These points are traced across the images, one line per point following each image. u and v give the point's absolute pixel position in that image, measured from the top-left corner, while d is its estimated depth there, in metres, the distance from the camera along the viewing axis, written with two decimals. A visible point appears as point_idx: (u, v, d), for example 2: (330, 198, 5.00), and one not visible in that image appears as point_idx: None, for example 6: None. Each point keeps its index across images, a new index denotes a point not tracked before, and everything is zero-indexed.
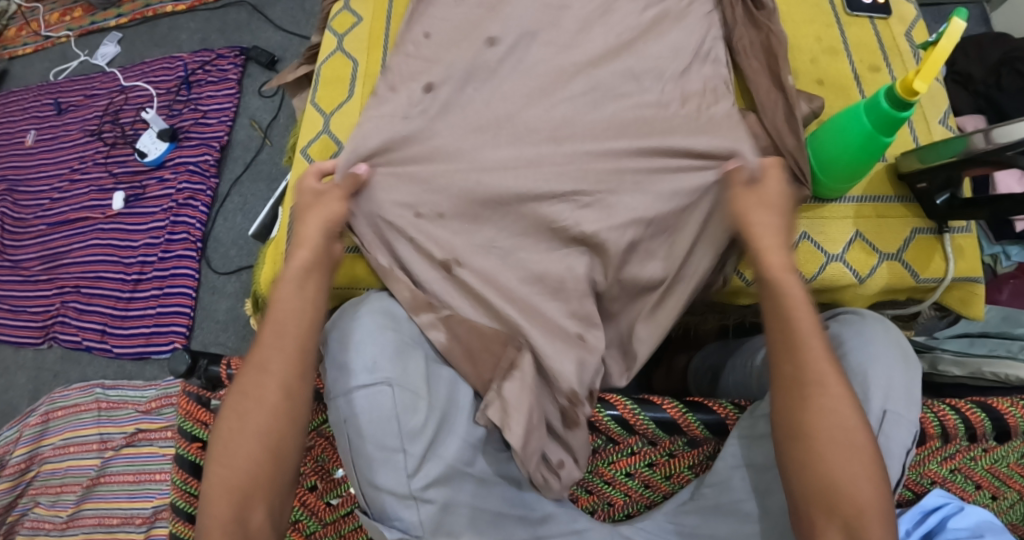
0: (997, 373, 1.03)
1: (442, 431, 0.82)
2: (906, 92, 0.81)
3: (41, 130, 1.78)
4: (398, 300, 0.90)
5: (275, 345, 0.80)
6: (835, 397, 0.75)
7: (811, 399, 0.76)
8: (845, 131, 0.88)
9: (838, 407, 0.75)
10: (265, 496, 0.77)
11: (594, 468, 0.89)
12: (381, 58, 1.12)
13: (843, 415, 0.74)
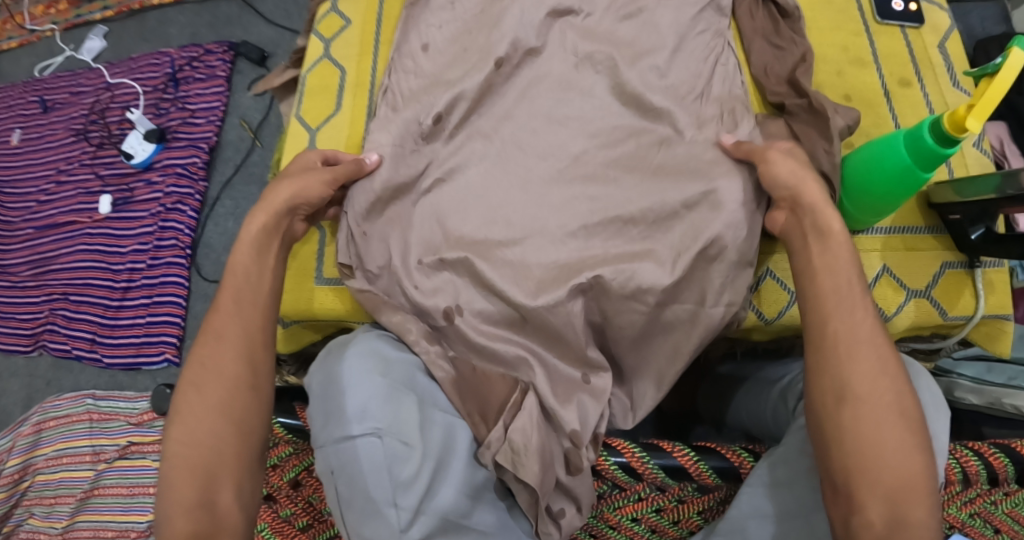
0: (1016, 406, 0.96)
1: (437, 480, 0.76)
2: (954, 130, 0.72)
3: (27, 129, 1.71)
4: (389, 343, 0.85)
5: (231, 313, 0.79)
6: (873, 431, 0.68)
7: (845, 431, 0.69)
8: (887, 157, 0.80)
9: (877, 441, 0.68)
10: (232, 474, 0.72)
11: (598, 513, 0.84)
12: (371, 68, 1.05)
13: (880, 449, 0.68)
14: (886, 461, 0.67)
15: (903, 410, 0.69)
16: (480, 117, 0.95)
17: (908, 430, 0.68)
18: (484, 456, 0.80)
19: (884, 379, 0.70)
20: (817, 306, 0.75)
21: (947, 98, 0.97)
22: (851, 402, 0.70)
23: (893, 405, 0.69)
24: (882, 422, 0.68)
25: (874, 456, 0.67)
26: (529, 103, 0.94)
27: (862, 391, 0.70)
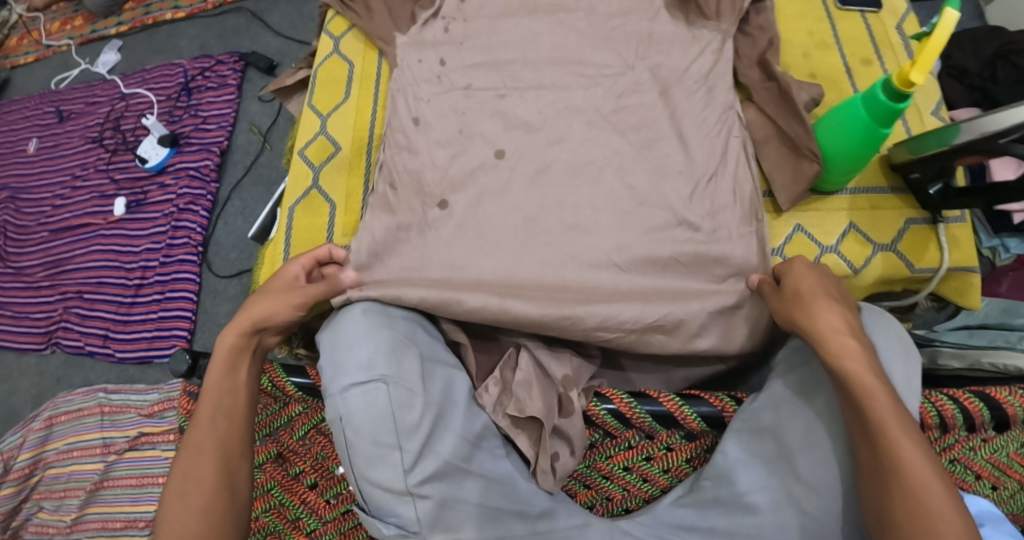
0: (995, 364, 1.02)
1: (438, 427, 0.81)
2: (904, 83, 0.81)
3: (43, 138, 1.79)
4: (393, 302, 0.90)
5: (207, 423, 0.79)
6: (893, 481, 0.69)
7: (872, 491, 0.71)
8: (851, 120, 0.88)
9: (902, 491, 0.69)
10: None
11: (592, 463, 0.88)
12: (376, 60, 1.12)
13: (901, 495, 0.69)
14: (911, 505, 0.68)
15: (915, 450, 0.70)
16: (467, 86, 1.01)
17: (923, 467, 0.69)
18: (480, 396, 0.88)
19: (893, 431, 0.71)
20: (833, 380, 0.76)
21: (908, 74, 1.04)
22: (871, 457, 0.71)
23: (903, 446, 0.70)
24: (894, 466, 0.70)
25: (898, 504, 0.69)
26: (524, 72, 1.00)
27: (875, 445, 0.71)
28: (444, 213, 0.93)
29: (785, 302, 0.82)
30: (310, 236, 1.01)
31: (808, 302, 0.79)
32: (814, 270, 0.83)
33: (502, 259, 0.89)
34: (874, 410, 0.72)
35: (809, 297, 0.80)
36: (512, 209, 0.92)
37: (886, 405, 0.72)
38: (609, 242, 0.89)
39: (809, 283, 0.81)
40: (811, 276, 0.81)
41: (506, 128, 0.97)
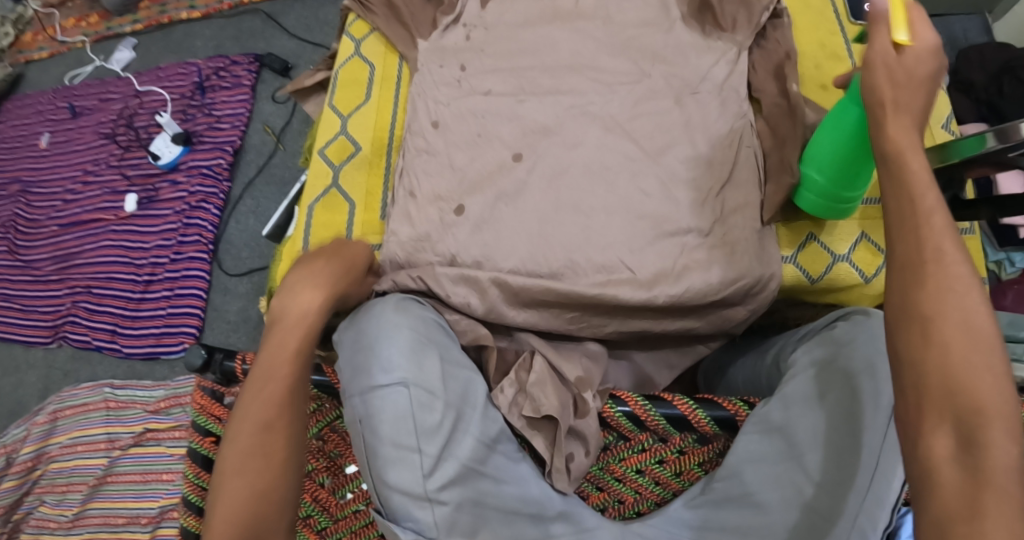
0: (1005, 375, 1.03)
1: (457, 430, 0.80)
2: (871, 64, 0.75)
3: (56, 132, 1.80)
4: (416, 303, 0.89)
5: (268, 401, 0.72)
6: (935, 353, 0.56)
7: (907, 358, 0.58)
8: (834, 146, 0.87)
9: (940, 364, 0.56)
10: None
11: (605, 465, 0.90)
12: (397, 63, 1.14)
13: (942, 371, 0.56)
14: (952, 383, 0.55)
15: (976, 321, 0.56)
16: (487, 90, 1.02)
17: (982, 348, 0.56)
18: (496, 397, 0.87)
19: (954, 296, 0.57)
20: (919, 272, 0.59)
21: None
22: (916, 326, 0.58)
23: (963, 318, 0.56)
24: (947, 338, 0.56)
25: (940, 383, 0.55)
26: (544, 78, 1.01)
27: (929, 310, 0.57)
28: (461, 218, 0.94)
29: (890, 71, 0.68)
30: (329, 234, 1.02)
31: (912, 86, 0.67)
32: (929, 67, 0.67)
33: (518, 260, 0.90)
34: (934, 265, 0.58)
35: (911, 93, 0.67)
36: (528, 210, 0.92)
37: (955, 262, 0.58)
38: (624, 245, 0.89)
39: (924, 72, 0.67)
40: (925, 67, 0.67)
41: (523, 131, 0.98)
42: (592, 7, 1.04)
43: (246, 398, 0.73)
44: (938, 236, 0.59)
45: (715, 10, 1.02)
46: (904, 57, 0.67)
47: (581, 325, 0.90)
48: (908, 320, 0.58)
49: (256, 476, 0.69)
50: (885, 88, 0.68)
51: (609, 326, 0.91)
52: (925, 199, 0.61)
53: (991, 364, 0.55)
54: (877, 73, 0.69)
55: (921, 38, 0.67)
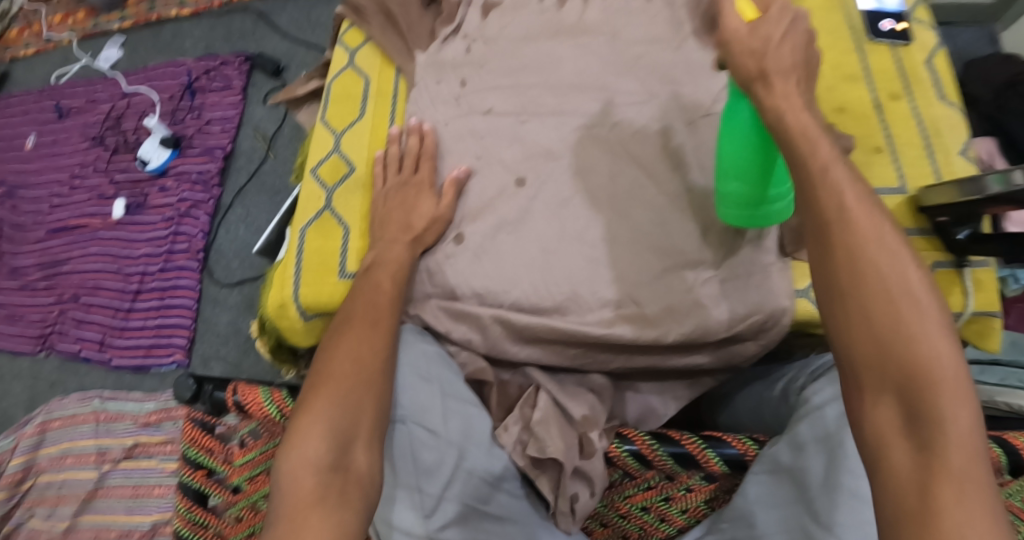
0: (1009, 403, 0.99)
1: (458, 468, 0.75)
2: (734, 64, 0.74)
3: (42, 134, 1.75)
4: (420, 337, 0.85)
5: (349, 382, 0.73)
6: (863, 324, 0.63)
7: (838, 332, 0.65)
8: (739, 152, 0.76)
9: (869, 334, 0.63)
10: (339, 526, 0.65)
11: (609, 502, 0.87)
12: (394, 78, 1.07)
13: (876, 340, 0.62)
14: (886, 353, 0.62)
15: (901, 285, 0.63)
16: (487, 108, 0.97)
17: (908, 308, 0.62)
18: (501, 435, 0.81)
19: (875, 264, 0.64)
20: (863, 262, 0.64)
21: (935, 112, 1.00)
22: (843, 301, 0.64)
23: (902, 302, 0.63)
24: (872, 308, 0.63)
25: (874, 352, 0.62)
26: (546, 95, 0.96)
27: (846, 280, 0.65)
28: (460, 247, 0.90)
29: (744, 43, 0.70)
30: (323, 260, 0.96)
31: (774, 50, 0.70)
32: (793, 23, 0.70)
33: (520, 293, 0.86)
34: (847, 235, 0.65)
35: (778, 57, 0.69)
36: (530, 239, 0.88)
37: (867, 229, 0.65)
38: (632, 277, 0.86)
39: (781, 34, 0.70)
40: (783, 29, 0.70)
41: (524, 154, 0.93)
42: (596, 21, 1.00)
43: (294, 441, 0.69)
44: (848, 205, 0.66)
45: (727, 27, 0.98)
46: (759, 28, 0.70)
47: (586, 361, 0.86)
48: (835, 295, 0.65)
49: (328, 517, 0.65)
50: (746, 61, 0.70)
51: (616, 362, 0.87)
52: (823, 156, 0.68)
53: (923, 324, 0.62)
54: (736, 50, 0.71)
55: (770, 9, 0.70)
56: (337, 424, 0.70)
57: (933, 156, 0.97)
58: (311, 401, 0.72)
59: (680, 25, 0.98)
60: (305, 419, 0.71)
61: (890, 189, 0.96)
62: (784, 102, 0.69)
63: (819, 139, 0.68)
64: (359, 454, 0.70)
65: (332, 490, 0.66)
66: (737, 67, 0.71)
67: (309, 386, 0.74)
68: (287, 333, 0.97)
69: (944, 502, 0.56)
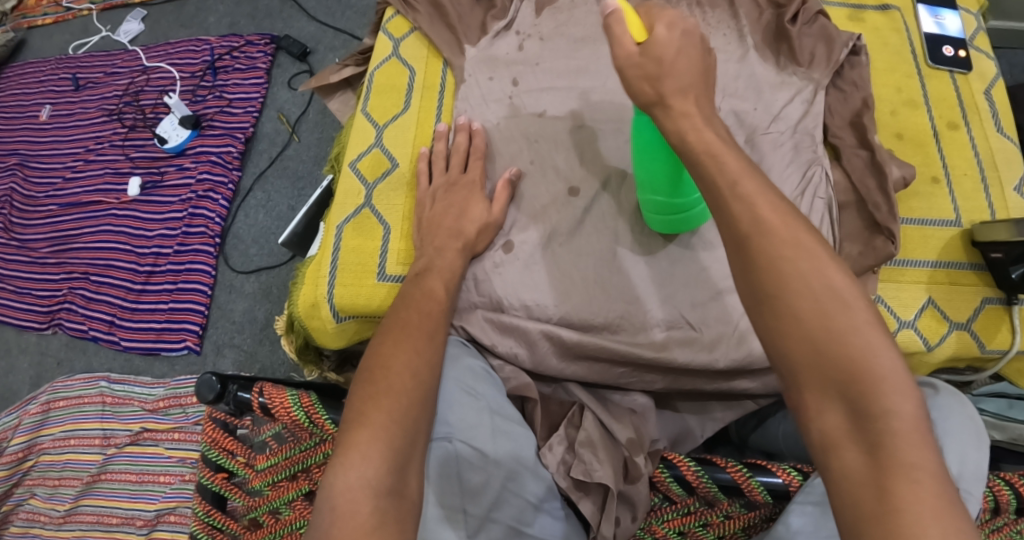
0: None
1: (507, 492, 0.73)
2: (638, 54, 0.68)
3: (57, 105, 1.70)
4: (467, 350, 0.82)
5: (406, 398, 0.70)
6: (792, 326, 0.58)
7: (767, 335, 0.60)
8: (648, 165, 0.76)
9: (803, 337, 0.58)
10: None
11: (647, 525, 0.82)
12: (441, 70, 1.01)
13: (808, 343, 0.58)
14: (823, 356, 0.57)
15: (822, 281, 0.59)
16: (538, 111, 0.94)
17: (837, 308, 0.58)
18: (545, 455, 0.78)
19: (794, 266, 0.59)
20: (782, 259, 0.59)
21: (992, 145, 0.95)
22: (766, 304, 0.60)
23: (832, 296, 0.58)
24: (800, 311, 0.58)
25: (809, 356, 0.58)
26: (595, 100, 0.93)
27: (770, 286, 0.59)
28: (509, 256, 0.87)
29: (639, 69, 0.66)
30: (361, 261, 0.92)
31: (670, 73, 0.66)
32: (683, 34, 0.66)
33: (570, 308, 0.84)
34: (762, 238, 0.60)
35: (676, 74, 0.66)
36: (584, 252, 0.87)
37: (781, 230, 0.60)
38: (686, 300, 0.84)
39: (672, 53, 0.66)
40: (674, 49, 0.66)
41: (577, 163, 0.90)
42: None
43: (351, 457, 0.66)
44: (759, 207, 0.61)
45: (792, 42, 0.94)
46: (651, 48, 0.66)
47: (632, 380, 0.84)
48: (758, 300, 0.60)
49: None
50: (644, 87, 0.66)
51: (662, 382, 0.85)
52: (732, 170, 0.62)
53: (852, 321, 0.58)
54: (631, 77, 0.66)
55: (656, 30, 0.66)
56: (396, 445, 0.67)
57: (987, 190, 0.93)
58: (368, 414, 0.69)
59: (743, 37, 0.95)
60: (363, 433, 0.68)
61: (945, 221, 0.92)
62: (687, 124, 0.65)
63: (726, 151, 0.64)
64: (414, 480, 0.67)
65: (389, 518, 0.64)
66: (634, 94, 0.67)
67: (363, 395, 0.71)
68: (317, 333, 0.95)
69: (906, 512, 0.53)
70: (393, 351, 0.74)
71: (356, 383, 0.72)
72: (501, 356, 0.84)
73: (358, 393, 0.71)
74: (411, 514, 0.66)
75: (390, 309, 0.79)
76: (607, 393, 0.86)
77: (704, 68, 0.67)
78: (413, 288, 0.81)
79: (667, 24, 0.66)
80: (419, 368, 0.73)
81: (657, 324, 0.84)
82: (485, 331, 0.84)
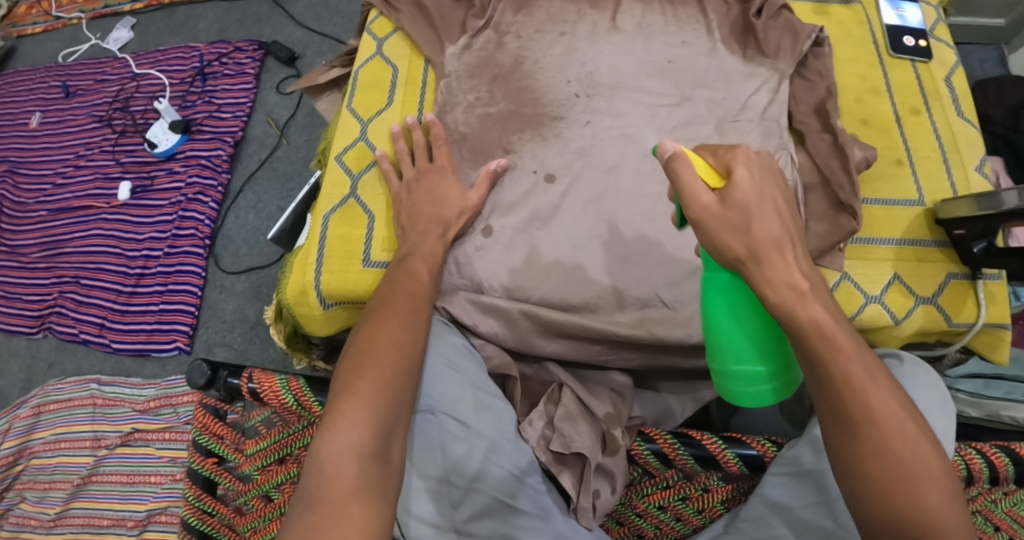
0: (1015, 418, 0.98)
1: (489, 462, 0.75)
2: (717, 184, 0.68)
3: (47, 112, 1.73)
4: (451, 329, 0.85)
5: (392, 371, 0.73)
6: (880, 487, 0.64)
7: (853, 498, 0.65)
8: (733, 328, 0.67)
9: (889, 506, 0.64)
10: (377, 504, 0.66)
11: (627, 500, 0.84)
12: (423, 68, 1.05)
13: (890, 504, 0.64)
14: (904, 524, 0.63)
15: (911, 451, 0.64)
16: (517, 102, 0.97)
17: (926, 483, 0.63)
18: (525, 430, 0.79)
19: (892, 447, 0.64)
20: (878, 426, 0.64)
21: (954, 129, 0.99)
22: (858, 477, 0.65)
23: (920, 466, 0.64)
24: (890, 487, 0.64)
25: (890, 515, 0.64)
26: (572, 90, 0.96)
27: (867, 464, 0.64)
28: (488, 240, 0.90)
29: (722, 218, 0.65)
30: (347, 248, 0.95)
31: (755, 220, 0.65)
32: (761, 183, 0.67)
33: (549, 289, 0.87)
34: (868, 426, 0.64)
35: (764, 219, 0.65)
36: (560, 235, 0.89)
37: (886, 416, 0.64)
38: (661, 277, 0.87)
39: (753, 197, 0.66)
40: (757, 190, 0.66)
41: (554, 150, 0.93)
42: (629, 25, 0.99)
43: (339, 423, 0.69)
44: (869, 394, 0.64)
45: (758, 35, 0.97)
46: (731, 197, 0.65)
47: (611, 357, 0.87)
48: (850, 471, 0.65)
49: (368, 510, 0.65)
50: (730, 239, 0.65)
51: (640, 360, 0.87)
52: (849, 354, 0.64)
53: (936, 493, 0.63)
54: (714, 227, 0.65)
55: (735, 171, 0.66)
56: (381, 413, 0.70)
57: (950, 171, 0.97)
58: (355, 384, 0.71)
59: (712, 30, 0.99)
60: (349, 402, 0.70)
61: (909, 200, 0.95)
62: (792, 295, 0.64)
63: (838, 332, 0.64)
64: (398, 448, 0.70)
65: (373, 481, 0.67)
66: (719, 247, 0.65)
67: (351, 367, 0.73)
68: (305, 321, 0.97)
69: None
70: (379, 326, 0.77)
71: (344, 357, 0.75)
72: (482, 334, 0.87)
73: (345, 367, 0.74)
74: (394, 480, 0.68)
75: (376, 290, 0.82)
76: (588, 372, 0.88)
77: (788, 214, 0.67)
78: (395, 272, 0.84)
79: (744, 164, 0.67)
80: (401, 342, 0.75)
81: (635, 304, 0.87)
82: (468, 310, 0.87)
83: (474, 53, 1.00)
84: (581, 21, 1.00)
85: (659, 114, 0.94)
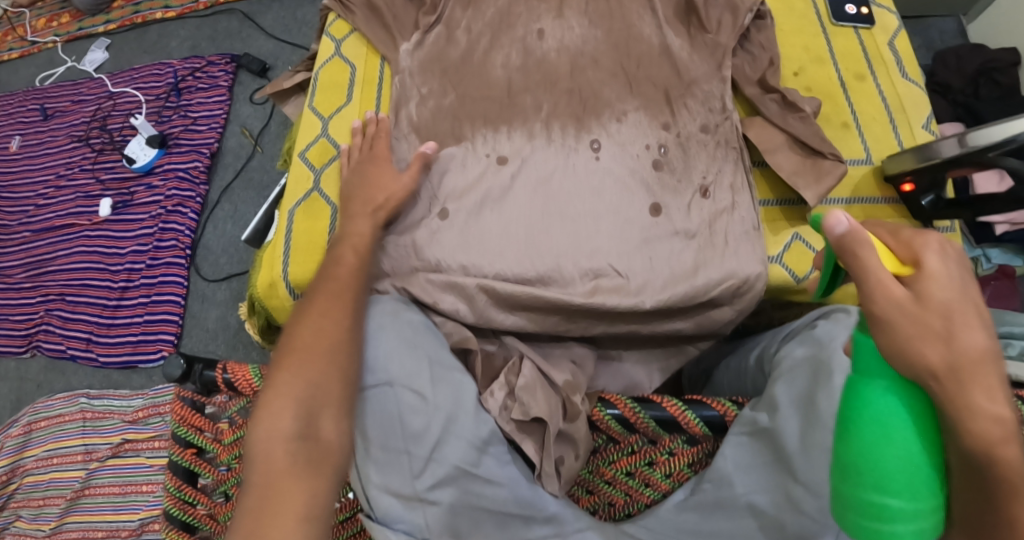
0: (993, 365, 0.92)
1: (447, 433, 0.76)
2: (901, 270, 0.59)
3: (27, 135, 1.76)
4: (402, 304, 0.85)
5: (317, 356, 0.75)
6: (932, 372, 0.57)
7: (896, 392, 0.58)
8: None
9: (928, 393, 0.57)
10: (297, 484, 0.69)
11: (594, 468, 0.85)
12: (379, 65, 1.08)
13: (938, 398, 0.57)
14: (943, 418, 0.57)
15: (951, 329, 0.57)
16: (472, 89, 0.99)
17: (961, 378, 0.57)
18: (487, 400, 0.80)
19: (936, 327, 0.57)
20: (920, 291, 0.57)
21: (899, 91, 1.03)
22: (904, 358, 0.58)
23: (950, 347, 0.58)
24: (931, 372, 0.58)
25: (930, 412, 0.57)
26: (523, 75, 0.99)
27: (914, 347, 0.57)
28: (444, 223, 0.92)
29: (916, 320, 0.56)
30: (309, 241, 0.97)
31: (959, 326, 0.57)
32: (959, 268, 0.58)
33: (504, 265, 0.89)
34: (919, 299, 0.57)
35: (964, 324, 0.57)
36: (513, 216, 0.91)
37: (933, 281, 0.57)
38: (609, 250, 0.89)
39: (953, 296, 0.57)
40: (953, 289, 0.57)
41: (505, 134, 0.97)
42: (577, 12, 1.02)
43: (263, 410, 0.73)
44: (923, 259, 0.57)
45: (700, 13, 1.01)
46: (929, 296, 0.57)
47: (569, 327, 0.89)
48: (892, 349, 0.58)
49: (300, 484, 0.69)
50: (925, 347, 0.56)
51: (599, 328, 0.89)
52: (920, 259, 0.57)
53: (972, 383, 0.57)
54: (907, 332, 0.56)
55: (926, 261, 0.58)
56: (302, 397, 0.73)
57: (896, 130, 1.01)
58: (281, 373, 0.75)
59: (656, 10, 1.02)
60: (274, 389, 0.74)
61: (857, 160, 0.99)
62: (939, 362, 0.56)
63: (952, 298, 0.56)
64: (326, 423, 0.72)
65: (300, 458, 0.70)
66: (912, 356, 0.56)
67: (280, 357, 0.77)
68: (275, 312, 0.99)
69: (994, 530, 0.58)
70: (312, 313, 0.80)
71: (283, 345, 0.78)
72: (443, 313, 0.88)
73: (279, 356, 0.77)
74: (324, 459, 0.71)
75: (334, 275, 0.84)
76: (550, 344, 0.92)
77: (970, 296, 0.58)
78: (354, 258, 0.86)
79: (937, 253, 0.58)
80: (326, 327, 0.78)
81: (589, 277, 0.89)
82: (429, 283, 0.89)
83: (428, 45, 1.03)
84: (523, 7, 1.03)
85: (605, 96, 0.97)
